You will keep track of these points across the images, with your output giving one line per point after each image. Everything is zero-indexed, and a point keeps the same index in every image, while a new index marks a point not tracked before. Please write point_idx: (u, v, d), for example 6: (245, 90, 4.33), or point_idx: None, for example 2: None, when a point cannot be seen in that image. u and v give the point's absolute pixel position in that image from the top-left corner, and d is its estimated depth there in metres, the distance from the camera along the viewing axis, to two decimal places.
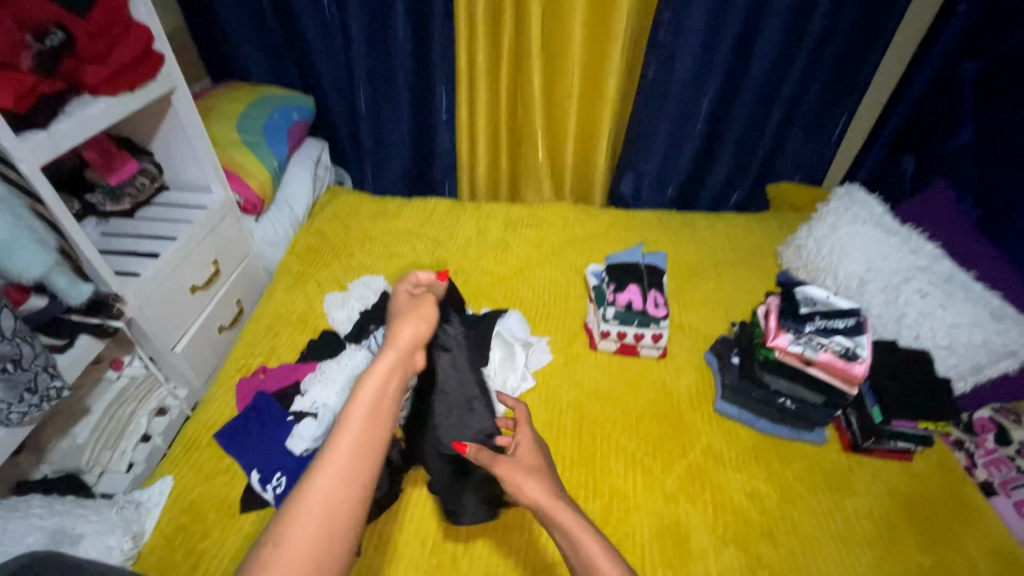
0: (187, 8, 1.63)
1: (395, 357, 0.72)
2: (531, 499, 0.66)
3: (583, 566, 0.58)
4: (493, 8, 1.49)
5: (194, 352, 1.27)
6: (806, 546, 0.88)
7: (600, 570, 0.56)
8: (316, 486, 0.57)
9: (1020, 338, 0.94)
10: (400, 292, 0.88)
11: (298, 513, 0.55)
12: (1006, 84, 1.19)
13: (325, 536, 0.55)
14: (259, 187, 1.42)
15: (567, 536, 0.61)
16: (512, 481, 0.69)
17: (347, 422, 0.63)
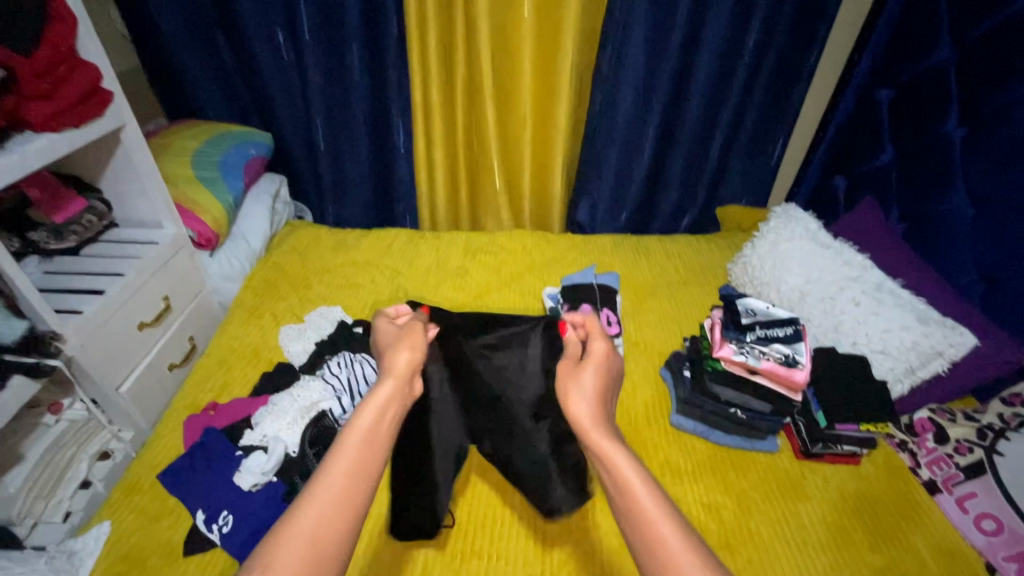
0: (143, 51, 1.66)
1: (394, 383, 0.74)
2: (576, 416, 0.69)
3: (618, 489, 0.61)
4: (445, 47, 1.56)
5: (141, 392, 1.23)
6: (768, 555, 0.88)
7: (636, 487, 0.60)
8: (304, 512, 0.56)
9: (942, 340, 1.01)
10: (381, 324, 0.91)
11: (284, 537, 0.54)
12: (918, 109, 1.32)
13: (312, 562, 0.54)
14: (214, 222, 1.42)
15: (603, 458, 0.64)
16: (564, 395, 0.72)
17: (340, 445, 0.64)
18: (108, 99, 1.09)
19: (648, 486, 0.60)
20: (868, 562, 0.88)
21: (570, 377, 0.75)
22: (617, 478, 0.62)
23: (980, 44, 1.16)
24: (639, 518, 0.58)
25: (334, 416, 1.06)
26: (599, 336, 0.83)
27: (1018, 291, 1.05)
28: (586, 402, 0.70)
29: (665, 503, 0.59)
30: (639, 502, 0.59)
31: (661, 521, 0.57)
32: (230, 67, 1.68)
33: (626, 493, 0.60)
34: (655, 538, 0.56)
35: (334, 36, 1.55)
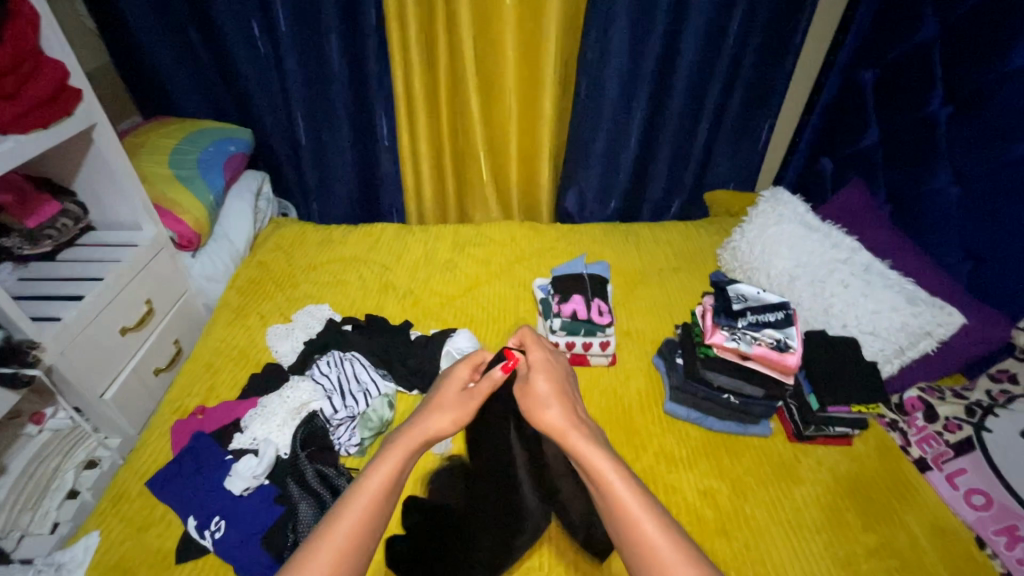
0: (113, 47, 1.60)
1: (454, 402, 0.73)
2: (550, 424, 0.68)
3: (601, 490, 0.62)
4: (426, 35, 1.52)
5: (126, 398, 1.20)
6: (768, 543, 0.88)
7: (615, 489, 0.60)
8: (343, 516, 0.60)
9: (931, 320, 1.02)
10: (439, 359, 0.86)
11: (327, 535, 0.58)
12: (903, 87, 1.31)
13: (349, 554, 0.57)
14: (194, 223, 1.38)
15: (585, 463, 0.64)
16: (530, 409, 0.71)
17: (380, 461, 0.65)
18: (77, 98, 1.05)
19: (631, 491, 0.60)
20: (862, 542, 0.89)
21: (526, 392, 0.74)
22: (596, 480, 0.62)
23: (965, 21, 1.15)
24: (625, 523, 0.59)
25: (325, 416, 1.06)
26: (537, 346, 0.82)
27: (1004, 269, 1.06)
28: (555, 408, 0.70)
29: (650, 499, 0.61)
30: (620, 500, 0.60)
31: (644, 516, 0.58)
32: (204, 61, 1.63)
33: (606, 493, 0.61)
34: (640, 538, 0.57)
35: (310, 29, 1.51)
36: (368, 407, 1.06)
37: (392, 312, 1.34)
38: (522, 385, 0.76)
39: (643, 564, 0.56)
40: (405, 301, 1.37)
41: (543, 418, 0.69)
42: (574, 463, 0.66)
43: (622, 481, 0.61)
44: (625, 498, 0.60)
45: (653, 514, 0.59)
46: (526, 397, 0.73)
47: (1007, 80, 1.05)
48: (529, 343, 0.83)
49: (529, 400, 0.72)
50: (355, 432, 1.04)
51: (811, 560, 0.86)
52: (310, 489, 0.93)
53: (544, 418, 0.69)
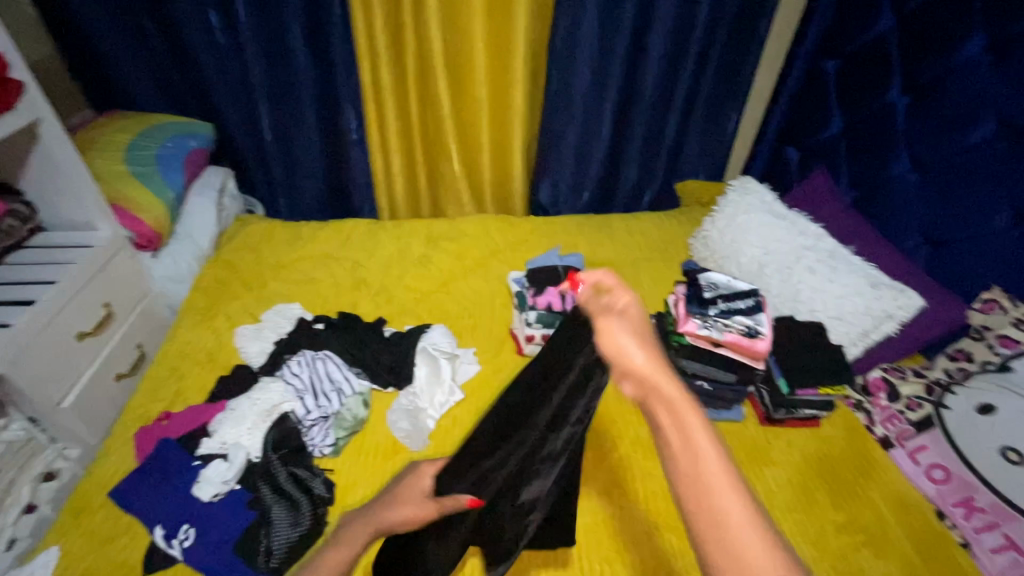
0: (60, 39, 1.53)
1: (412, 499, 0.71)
2: (632, 365, 0.49)
3: (686, 455, 0.44)
4: (392, 26, 1.49)
5: (85, 406, 1.15)
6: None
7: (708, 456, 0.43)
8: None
9: (892, 303, 1.05)
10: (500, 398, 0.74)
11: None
12: (863, 78, 1.35)
13: None
14: (154, 221, 1.33)
15: (672, 413, 0.46)
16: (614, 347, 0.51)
17: (337, 546, 0.67)
18: (20, 91, 0.99)
19: (729, 474, 0.43)
20: (830, 520, 0.92)
21: (598, 330, 0.54)
22: (683, 437, 0.45)
23: (919, 14, 1.19)
24: (709, 510, 0.42)
25: (298, 417, 1.03)
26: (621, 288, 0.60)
27: (960, 253, 1.10)
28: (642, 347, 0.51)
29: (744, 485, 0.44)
30: (709, 471, 0.43)
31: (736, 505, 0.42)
32: (159, 53, 1.56)
33: (692, 457, 0.44)
34: (729, 532, 0.41)
35: (272, 18, 1.46)
36: (342, 407, 1.05)
37: (365, 309, 1.32)
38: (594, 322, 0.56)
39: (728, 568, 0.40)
40: (379, 298, 1.35)
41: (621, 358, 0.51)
42: (654, 410, 0.47)
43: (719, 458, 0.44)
44: (720, 482, 0.42)
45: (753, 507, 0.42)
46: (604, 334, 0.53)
47: (959, 70, 1.09)
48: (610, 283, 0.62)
49: (603, 335, 0.53)
50: (329, 432, 1.01)
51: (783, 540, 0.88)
52: (283, 492, 0.93)
53: (620, 361, 0.51)
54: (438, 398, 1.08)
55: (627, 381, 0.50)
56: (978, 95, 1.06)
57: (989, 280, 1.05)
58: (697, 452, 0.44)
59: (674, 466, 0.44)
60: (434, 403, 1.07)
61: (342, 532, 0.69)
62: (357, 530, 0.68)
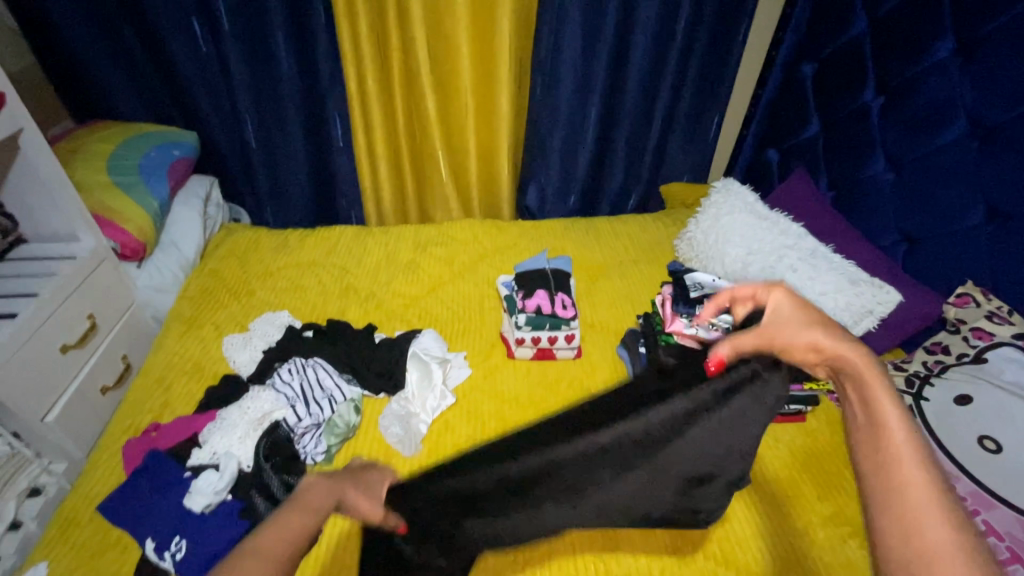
0: (41, 50, 1.51)
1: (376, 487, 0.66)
2: (809, 344, 0.62)
3: (870, 426, 0.53)
4: (378, 34, 1.50)
5: (71, 419, 1.13)
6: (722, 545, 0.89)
7: (890, 427, 0.52)
8: None
9: (871, 299, 1.09)
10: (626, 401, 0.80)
11: None
12: (839, 82, 1.39)
13: None
14: (138, 231, 1.32)
15: (863, 390, 0.56)
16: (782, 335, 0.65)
17: (298, 502, 0.56)
18: None
19: (917, 448, 0.50)
20: (818, 510, 0.94)
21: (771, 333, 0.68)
22: (869, 410, 0.54)
23: (892, 18, 1.23)
24: (887, 467, 0.50)
25: (289, 425, 1.02)
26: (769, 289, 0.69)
27: (937, 248, 1.14)
28: (810, 330, 0.62)
29: (930, 459, 0.50)
30: (888, 436, 0.51)
31: (913, 468, 0.49)
32: (141, 63, 1.55)
33: (875, 428, 0.53)
34: (893, 484, 0.49)
35: (255, 27, 1.46)
36: (333, 414, 1.05)
37: (355, 316, 1.32)
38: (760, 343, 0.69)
39: (892, 512, 0.48)
40: (368, 304, 1.35)
41: (812, 344, 0.62)
42: (847, 387, 0.58)
43: (909, 435, 0.51)
44: (904, 448, 0.50)
45: (936, 477, 0.48)
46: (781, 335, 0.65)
47: (930, 73, 1.13)
48: (758, 290, 0.70)
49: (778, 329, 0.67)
50: (321, 439, 1.01)
51: (769, 533, 0.91)
52: (277, 501, 0.92)
53: (805, 348, 0.63)
54: (429, 403, 1.08)
55: (816, 364, 0.63)
56: (949, 94, 1.09)
57: (963, 275, 1.09)
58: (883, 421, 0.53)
59: (858, 425, 0.55)
60: (426, 407, 1.08)
61: (309, 490, 0.58)
62: (324, 490, 0.59)
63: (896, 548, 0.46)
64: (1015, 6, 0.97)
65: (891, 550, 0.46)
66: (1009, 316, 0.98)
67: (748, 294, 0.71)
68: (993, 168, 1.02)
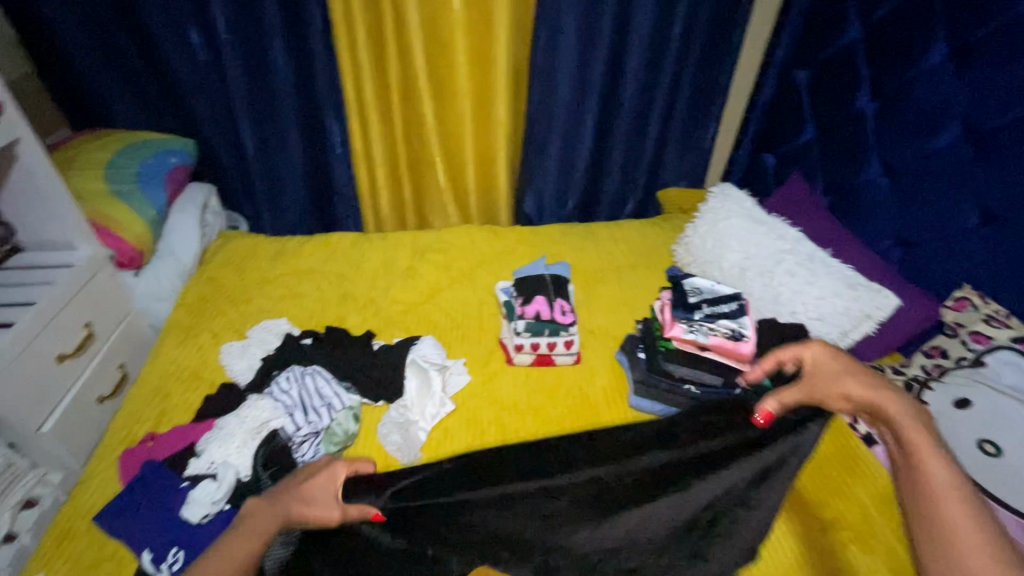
0: (37, 58, 1.51)
1: (324, 494, 0.70)
2: (854, 395, 0.75)
3: (909, 466, 0.68)
4: (376, 42, 1.50)
5: (68, 429, 1.13)
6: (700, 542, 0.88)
7: (930, 467, 0.66)
8: None
9: (869, 303, 1.09)
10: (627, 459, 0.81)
11: None
12: (834, 86, 1.40)
13: None
14: (136, 239, 1.31)
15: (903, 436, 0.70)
16: (828, 385, 0.77)
17: (242, 528, 0.69)
18: None
19: (954, 485, 0.64)
20: (824, 515, 0.94)
21: (817, 380, 0.79)
22: (907, 455, 0.69)
23: (885, 24, 1.24)
24: (932, 503, 0.64)
25: (286, 434, 1.01)
26: (810, 347, 0.82)
27: (932, 252, 1.14)
28: (850, 381, 0.75)
29: (964, 491, 0.64)
30: (928, 476, 0.65)
31: (950, 501, 0.63)
32: (138, 71, 1.55)
33: (915, 468, 0.67)
34: (938, 515, 0.63)
35: (253, 35, 1.47)
36: (332, 422, 1.04)
37: (353, 323, 1.32)
38: (797, 393, 0.80)
39: (936, 534, 0.62)
40: (367, 312, 1.35)
41: (845, 396, 0.75)
42: (888, 433, 0.72)
43: (947, 475, 0.65)
44: (939, 484, 0.65)
45: (968, 507, 0.62)
46: (816, 387, 0.78)
47: (924, 78, 1.14)
48: (797, 350, 0.83)
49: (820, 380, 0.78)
50: (319, 448, 1.00)
51: (785, 542, 0.90)
52: None
53: (839, 398, 0.76)
54: (429, 410, 1.07)
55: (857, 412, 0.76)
56: (941, 101, 1.10)
57: (959, 279, 1.09)
58: (922, 462, 0.67)
59: (900, 464, 0.69)
60: (425, 414, 1.07)
61: (252, 514, 0.70)
62: (268, 515, 0.69)
63: (938, 561, 0.61)
64: (1007, 11, 0.98)
65: (933, 562, 0.61)
66: (1007, 320, 0.98)
67: (789, 355, 0.83)
68: (987, 172, 1.03)
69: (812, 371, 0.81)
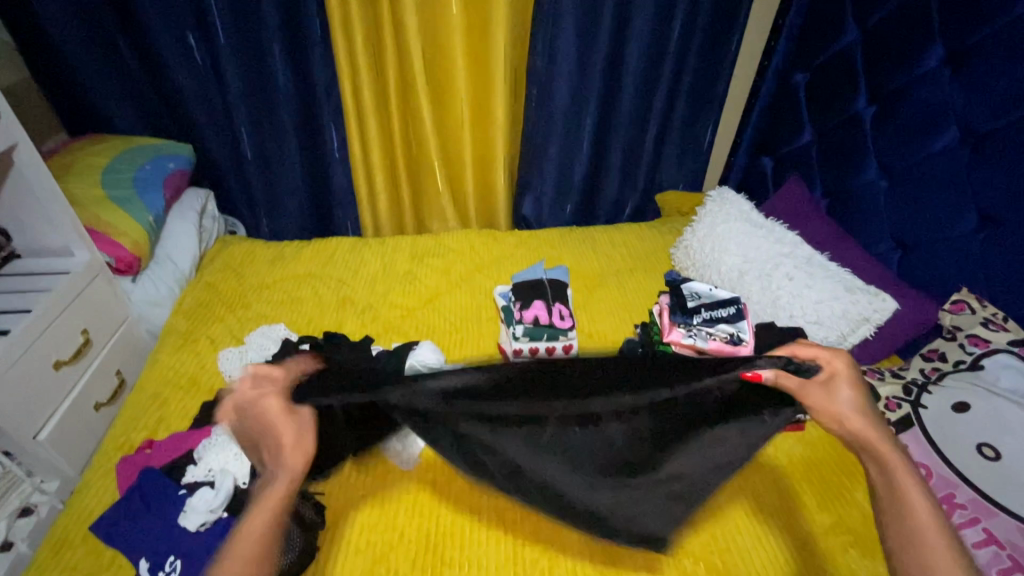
0: (35, 64, 1.51)
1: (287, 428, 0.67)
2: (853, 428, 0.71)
3: (891, 498, 0.67)
4: (373, 45, 1.50)
5: (66, 437, 1.12)
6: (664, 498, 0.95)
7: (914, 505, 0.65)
8: None
9: (867, 306, 1.09)
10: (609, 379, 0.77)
11: None
12: (832, 89, 1.40)
13: None
14: (133, 245, 1.30)
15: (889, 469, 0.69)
16: (831, 411, 0.72)
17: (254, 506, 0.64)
18: None
19: (938, 527, 0.64)
20: (818, 522, 0.93)
21: (830, 392, 0.72)
22: (891, 487, 0.68)
23: (883, 27, 1.24)
24: (916, 543, 0.63)
25: None
26: (836, 357, 0.74)
27: (931, 254, 1.14)
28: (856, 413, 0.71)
29: (946, 532, 0.64)
30: (912, 512, 0.65)
31: (936, 541, 0.63)
32: (136, 76, 1.55)
33: (896, 499, 0.67)
34: (925, 552, 0.62)
35: (251, 40, 1.47)
36: None
37: (351, 328, 1.31)
38: (799, 387, 0.74)
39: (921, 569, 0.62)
40: (365, 316, 1.34)
41: (840, 420, 0.71)
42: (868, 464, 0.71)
43: (932, 515, 0.65)
44: (925, 520, 0.64)
45: (952, 550, 0.62)
46: (818, 404, 0.73)
47: (923, 80, 1.14)
48: (822, 352, 0.74)
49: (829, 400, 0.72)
50: None
51: (775, 546, 0.90)
52: None
53: (833, 418, 0.72)
54: None
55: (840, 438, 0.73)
56: (938, 104, 1.11)
57: (958, 281, 1.09)
58: (908, 499, 0.66)
59: (882, 500, 0.68)
60: None
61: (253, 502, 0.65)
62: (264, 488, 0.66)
63: None
64: (1004, 15, 0.98)
65: None
66: (1004, 323, 0.99)
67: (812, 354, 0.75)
68: (985, 174, 1.03)
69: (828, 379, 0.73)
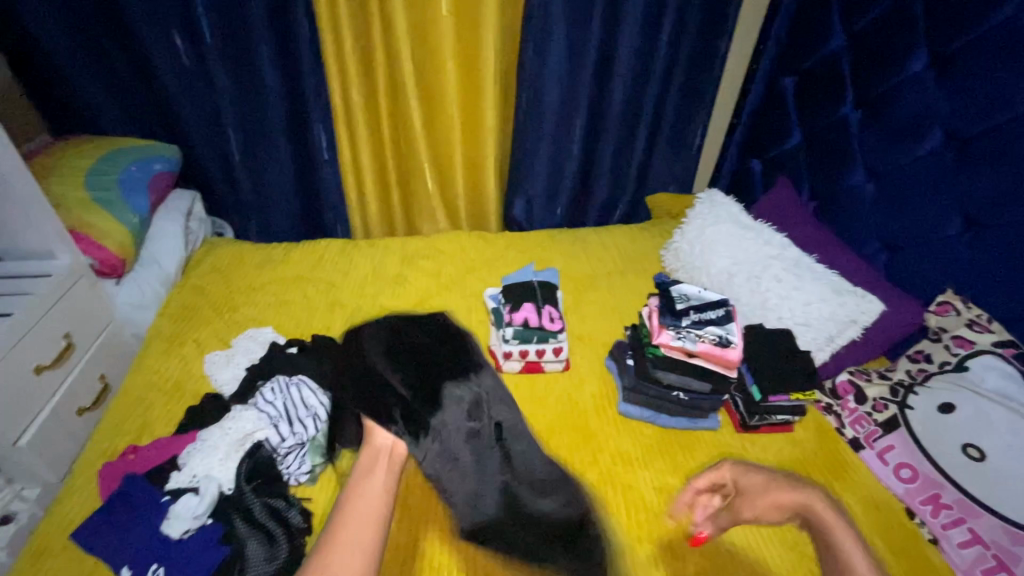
0: (17, 64, 1.49)
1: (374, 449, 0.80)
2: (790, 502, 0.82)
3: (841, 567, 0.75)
4: (362, 46, 1.49)
5: (47, 443, 1.10)
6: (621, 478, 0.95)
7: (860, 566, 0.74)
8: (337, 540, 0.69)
9: (855, 308, 1.10)
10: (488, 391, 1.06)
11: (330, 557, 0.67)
12: (819, 93, 1.41)
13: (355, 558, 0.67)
14: (118, 247, 1.29)
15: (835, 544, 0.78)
16: (763, 502, 0.84)
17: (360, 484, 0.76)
18: None
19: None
20: (776, 563, 0.88)
21: (763, 492, 0.84)
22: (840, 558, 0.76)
23: (869, 31, 1.25)
24: None
25: (272, 445, 0.99)
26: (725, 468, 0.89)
27: (916, 258, 1.16)
28: (785, 496, 0.83)
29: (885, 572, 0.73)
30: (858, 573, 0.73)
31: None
32: (122, 77, 1.53)
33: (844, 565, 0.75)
34: None
35: (239, 41, 1.46)
36: (318, 433, 1.01)
37: (340, 331, 1.30)
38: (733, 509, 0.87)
39: None
40: (354, 319, 1.33)
41: (780, 504, 0.83)
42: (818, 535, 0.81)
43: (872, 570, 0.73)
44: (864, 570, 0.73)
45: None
46: (752, 499, 0.85)
47: (908, 85, 1.15)
48: (719, 472, 0.89)
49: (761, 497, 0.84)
50: (305, 458, 0.99)
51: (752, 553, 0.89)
52: (257, 524, 0.90)
53: (780, 507, 0.83)
54: None
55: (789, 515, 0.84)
56: (924, 108, 1.12)
57: (942, 283, 1.11)
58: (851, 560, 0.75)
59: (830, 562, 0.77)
60: None
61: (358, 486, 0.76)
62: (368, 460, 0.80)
63: None
64: (987, 20, 1.00)
65: None
66: (988, 325, 0.99)
67: (711, 479, 0.90)
68: (970, 177, 1.04)
69: (735, 489, 0.88)
